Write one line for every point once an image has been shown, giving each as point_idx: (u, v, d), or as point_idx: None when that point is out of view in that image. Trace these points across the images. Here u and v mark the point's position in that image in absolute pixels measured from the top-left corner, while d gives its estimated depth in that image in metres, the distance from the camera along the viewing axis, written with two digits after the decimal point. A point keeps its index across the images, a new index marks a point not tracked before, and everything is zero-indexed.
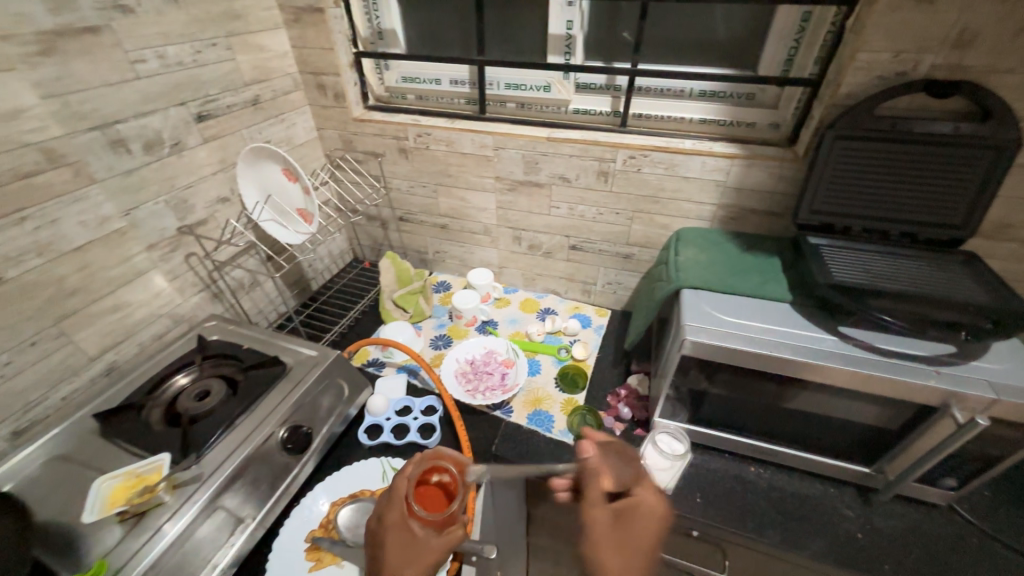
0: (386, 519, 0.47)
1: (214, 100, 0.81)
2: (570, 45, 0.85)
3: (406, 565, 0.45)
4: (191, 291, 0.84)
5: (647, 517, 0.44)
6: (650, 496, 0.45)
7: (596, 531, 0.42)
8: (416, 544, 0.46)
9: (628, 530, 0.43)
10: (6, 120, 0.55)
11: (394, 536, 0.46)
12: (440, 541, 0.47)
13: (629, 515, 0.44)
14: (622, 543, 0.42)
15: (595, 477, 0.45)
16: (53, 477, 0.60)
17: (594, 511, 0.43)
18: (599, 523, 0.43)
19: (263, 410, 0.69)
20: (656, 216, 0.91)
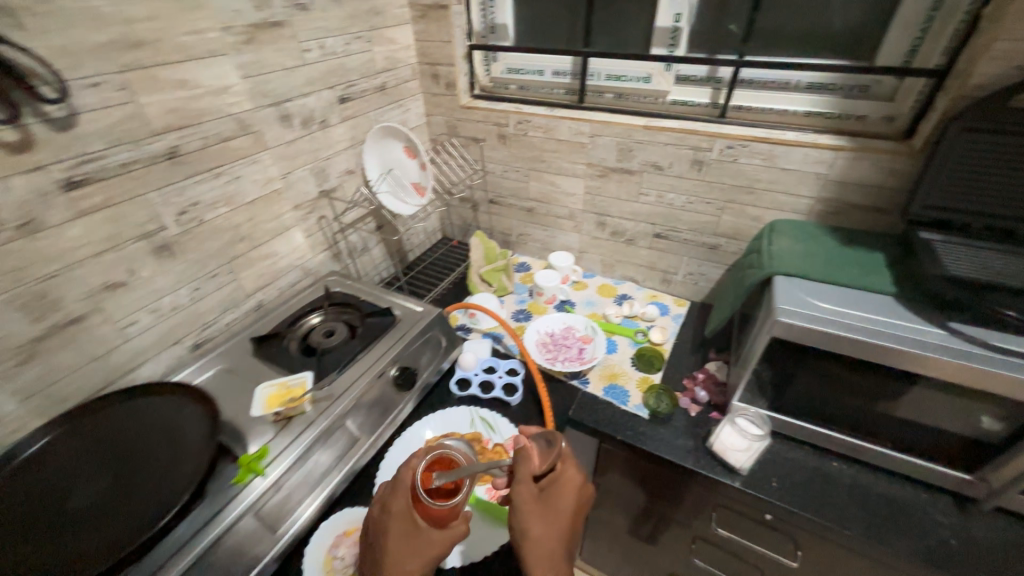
0: (391, 509, 0.49)
1: (353, 85, 0.94)
2: (676, 37, 0.90)
3: (409, 554, 0.47)
4: (320, 249, 0.98)
5: (567, 488, 0.52)
6: (572, 470, 0.53)
7: (524, 504, 0.50)
8: (419, 537, 0.48)
9: (551, 503, 0.51)
10: (217, 94, 0.70)
11: (399, 525, 0.49)
12: (441, 535, 0.49)
13: (554, 488, 0.52)
14: (545, 512, 0.50)
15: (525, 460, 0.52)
16: (222, 382, 0.74)
17: (521, 489, 0.51)
18: (527, 497, 0.50)
19: (380, 350, 0.79)
20: (748, 208, 0.91)
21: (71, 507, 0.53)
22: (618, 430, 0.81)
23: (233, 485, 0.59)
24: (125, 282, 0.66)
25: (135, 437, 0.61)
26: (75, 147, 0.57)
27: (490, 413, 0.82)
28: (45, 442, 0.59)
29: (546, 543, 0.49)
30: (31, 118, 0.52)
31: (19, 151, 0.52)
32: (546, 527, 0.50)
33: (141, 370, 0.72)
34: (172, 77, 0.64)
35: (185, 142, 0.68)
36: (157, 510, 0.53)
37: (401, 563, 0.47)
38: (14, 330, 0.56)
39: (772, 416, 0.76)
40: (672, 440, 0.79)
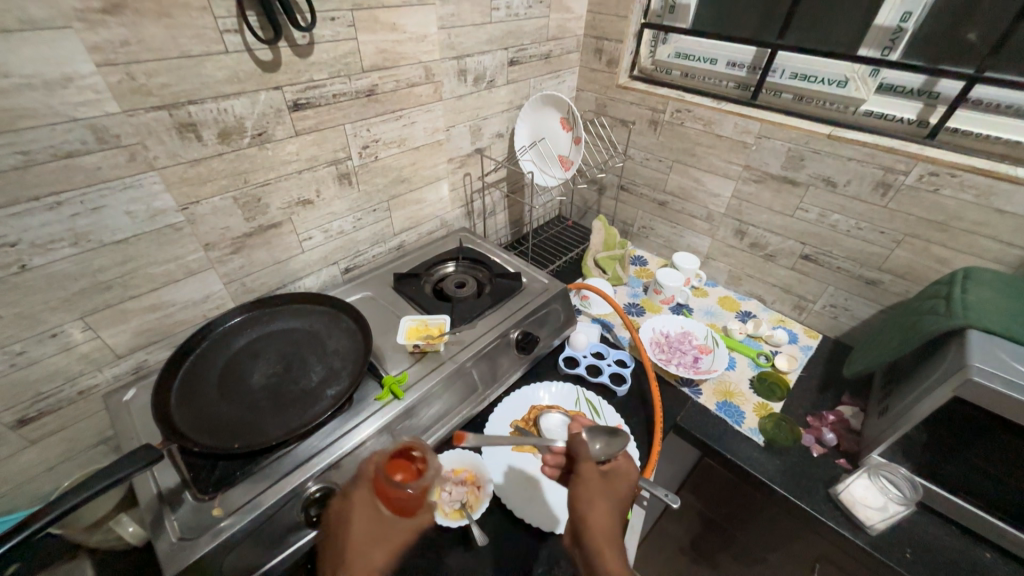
0: (361, 496, 0.54)
1: (524, 49, 0.95)
2: (896, 39, 0.78)
3: (376, 538, 0.54)
4: (458, 204, 1.03)
5: (620, 480, 0.53)
6: (626, 465, 0.56)
7: (588, 482, 0.50)
8: (383, 524, 0.53)
9: (609, 488, 0.51)
10: (417, 41, 0.75)
11: (366, 511, 0.54)
12: (403, 522, 0.52)
13: (611, 475, 0.53)
14: (606, 494, 0.50)
15: (585, 443, 0.53)
16: (367, 308, 0.81)
17: (585, 467, 0.51)
18: (592, 476, 0.50)
19: (507, 311, 0.82)
20: (933, 246, 0.80)
21: (257, 384, 0.62)
22: (728, 448, 0.78)
23: (376, 401, 0.65)
24: (312, 200, 0.75)
25: (306, 339, 0.69)
26: (306, 74, 0.64)
27: (596, 397, 0.82)
28: (240, 319, 0.70)
29: (605, 523, 0.47)
30: (283, 42, 0.60)
31: (268, 71, 0.60)
32: (607, 506, 0.49)
33: (303, 281, 0.82)
34: (389, 21, 0.69)
35: (383, 82, 0.74)
36: (318, 407, 0.60)
37: (368, 548, 0.53)
38: (232, 223, 0.66)
39: (921, 481, 0.67)
40: (787, 476, 0.74)
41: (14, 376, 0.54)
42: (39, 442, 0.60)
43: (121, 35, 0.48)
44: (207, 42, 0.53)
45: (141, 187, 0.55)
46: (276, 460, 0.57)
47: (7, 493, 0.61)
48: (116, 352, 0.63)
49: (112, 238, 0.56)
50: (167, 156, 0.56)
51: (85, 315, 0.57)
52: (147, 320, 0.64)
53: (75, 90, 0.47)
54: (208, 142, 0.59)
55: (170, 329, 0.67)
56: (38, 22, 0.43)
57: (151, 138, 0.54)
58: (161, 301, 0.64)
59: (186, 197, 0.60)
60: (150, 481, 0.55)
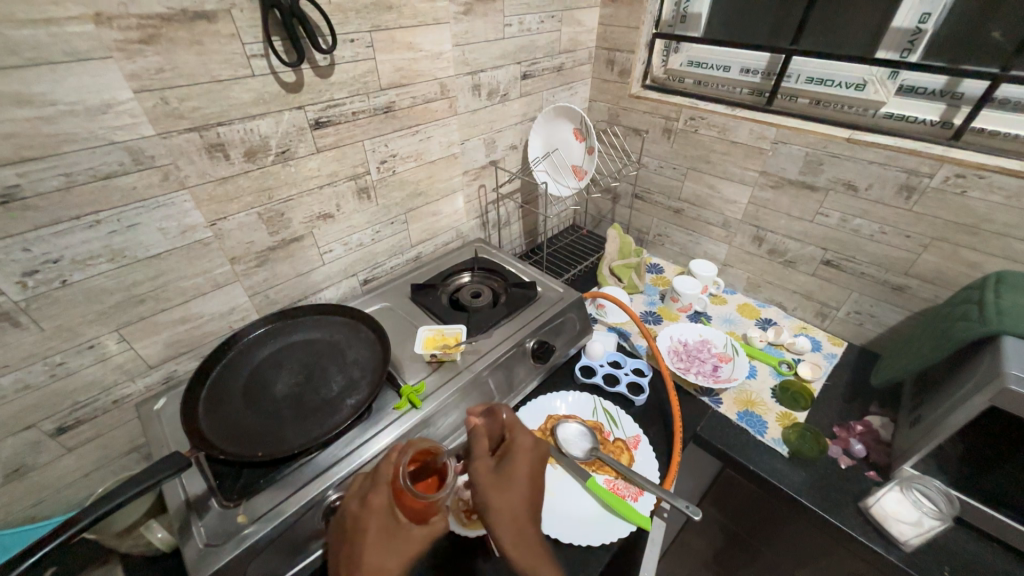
0: (371, 503, 0.47)
1: (537, 63, 0.97)
2: (915, 41, 0.76)
3: (391, 551, 0.46)
4: (473, 215, 1.05)
5: (521, 457, 0.50)
6: (524, 436, 0.52)
7: (480, 478, 0.48)
8: (401, 535, 0.47)
9: (510, 473, 0.48)
10: (432, 59, 0.77)
11: (380, 520, 0.47)
12: (422, 531, 0.48)
13: (509, 457, 0.50)
14: (502, 482, 0.48)
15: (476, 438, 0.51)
16: (386, 318, 0.83)
17: (475, 466, 0.49)
18: (483, 471, 0.49)
19: (522, 320, 0.82)
20: (962, 250, 0.77)
21: (280, 394, 0.64)
22: (751, 460, 0.76)
23: (394, 409, 0.66)
24: (332, 215, 0.77)
25: (326, 349, 0.71)
26: (327, 93, 0.66)
27: (614, 407, 0.81)
28: (264, 330, 0.72)
29: (507, 511, 0.46)
30: (305, 65, 0.62)
31: (291, 92, 0.63)
32: (509, 495, 0.47)
33: (324, 293, 0.84)
34: (405, 40, 0.72)
35: (400, 99, 0.76)
36: (338, 416, 0.61)
37: (381, 562, 0.45)
38: (256, 238, 0.69)
39: (957, 495, 0.64)
40: (813, 488, 0.72)
41: (55, 385, 0.57)
42: (77, 449, 0.63)
43: (156, 63, 0.51)
44: (235, 66, 0.56)
45: (174, 205, 0.58)
46: (297, 468, 0.58)
47: (47, 499, 0.64)
48: (148, 362, 0.65)
49: (145, 253, 0.58)
50: (197, 175, 0.59)
51: (120, 327, 0.60)
52: (177, 331, 0.66)
53: (114, 115, 0.50)
54: (235, 161, 0.61)
55: (198, 341, 0.70)
56: (82, 53, 0.46)
57: (183, 158, 0.57)
58: (190, 314, 0.67)
59: (214, 213, 0.62)
60: (179, 488, 0.57)
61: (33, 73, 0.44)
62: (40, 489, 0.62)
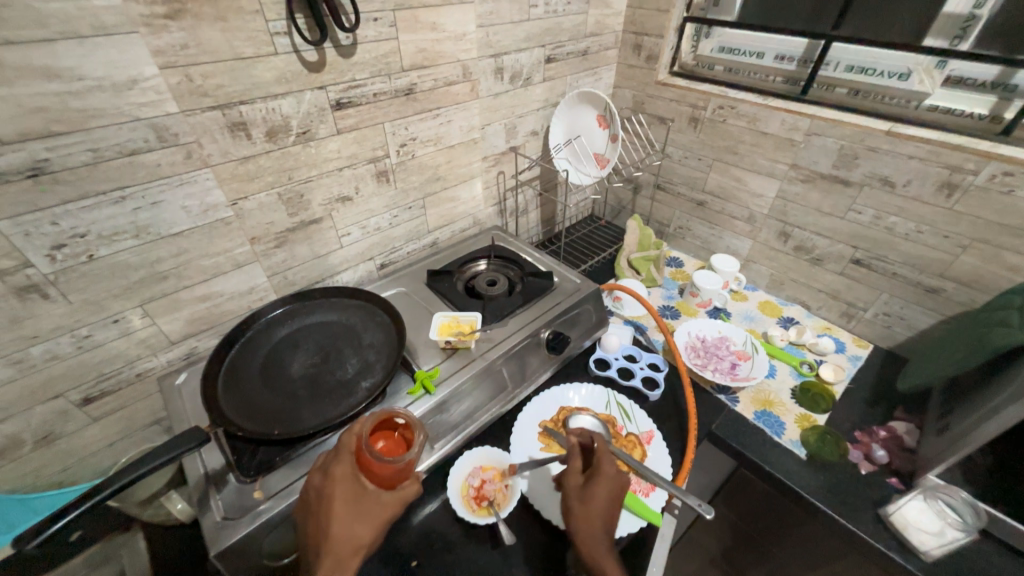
0: (335, 473, 0.48)
1: (562, 46, 0.94)
2: (967, 28, 0.72)
3: (360, 519, 0.47)
4: (491, 202, 1.04)
5: (603, 481, 0.54)
6: (607, 463, 0.54)
7: (568, 490, 0.55)
8: (367, 502, 0.47)
9: (591, 492, 0.54)
10: (455, 40, 0.75)
11: (345, 487, 0.47)
12: (391, 497, 0.48)
13: (593, 479, 0.54)
14: (585, 497, 0.54)
15: (570, 455, 0.57)
16: (400, 304, 0.83)
17: (566, 478, 0.56)
18: (571, 486, 0.55)
19: (538, 310, 0.82)
20: (1007, 253, 0.73)
21: (297, 376, 0.65)
22: (766, 460, 0.74)
23: (408, 394, 0.66)
24: (351, 197, 0.77)
25: (342, 332, 0.72)
26: (349, 73, 0.65)
27: (628, 401, 0.80)
28: (282, 310, 0.73)
29: (586, 522, 0.53)
30: (328, 43, 0.61)
31: (313, 72, 0.62)
32: (585, 510, 0.53)
33: (341, 276, 0.84)
34: (429, 20, 0.70)
35: (422, 81, 0.75)
36: (352, 398, 0.62)
37: (351, 529, 0.46)
38: (276, 219, 0.69)
39: (985, 508, 0.62)
40: (827, 492, 0.70)
41: (82, 357, 0.59)
42: (102, 419, 0.65)
43: (181, 38, 0.50)
44: (259, 44, 0.56)
45: (196, 183, 0.58)
46: (312, 448, 0.59)
47: (73, 466, 0.66)
48: (170, 338, 0.67)
49: (168, 231, 0.59)
50: (219, 153, 0.59)
51: (143, 303, 0.61)
52: (198, 309, 0.68)
53: (139, 91, 0.50)
54: (257, 141, 0.61)
55: (218, 319, 0.71)
56: (108, 28, 0.46)
57: (206, 136, 0.57)
58: (210, 292, 0.67)
59: (235, 192, 0.63)
60: (198, 461, 0.58)
61: (61, 47, 0.45)
62: (67, 455, 0.65)
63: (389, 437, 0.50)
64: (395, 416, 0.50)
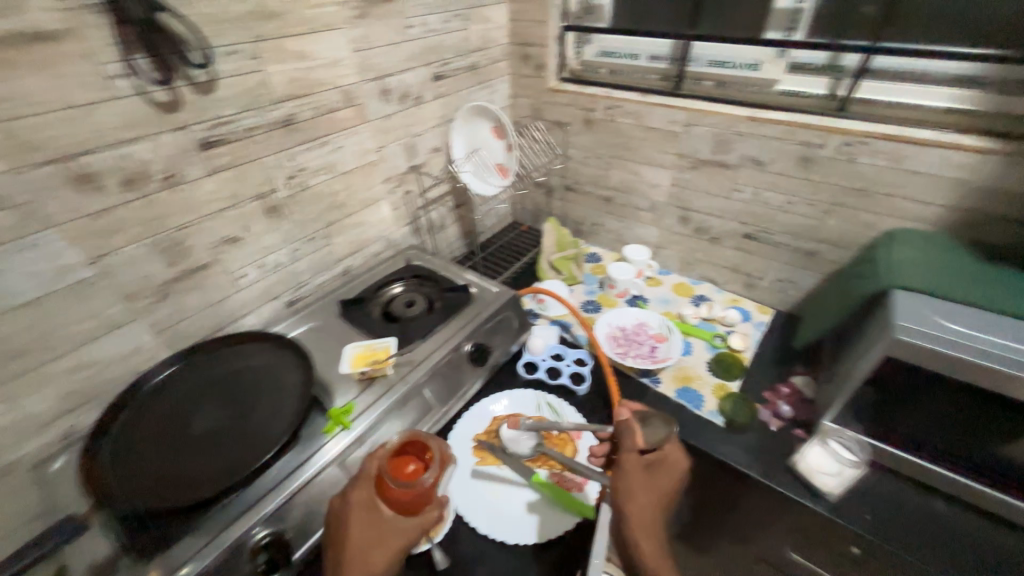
0: (352, 496, 0.49)
1: (448, 64, 0.96)
2: (795, 21, 0.82)
3: (376, 545, 0.47)
4: (402, 222, 1.03)
5: (667, 471, 0.51)
6: (677, 452, 0.52)
7: (626, 471, 0.51)
8: (385, 528, 0.48)
9: (657, 479, 0.50)
10: (330, 66, 0.75)
11: (361, 513, 0.48)
12: (409, 524, 0.49)
13: (658, 465, 0.51)
14: (647, 483, 0.50)
15: (631, 432, 0.54)
16: (312, 340, 0.79)
17: (625, 458, 0.52)
18: (632, 465, 0.51)
19: (457, 324, 0.81)
20: (860, 213, 0.82)
21: (198, 433, 0.60)
22: (690, 434, 0.78)
23: (323, 434, 0.64)
24: (241, 237, 0.73)
25: (247, 379, 0.67)
26: (212, 110, 0.63)
27: (557, 399, 0.81)
28: (176, 368, 0.68)
29: (643, 514, 0.48)
30: (180, 81, 0.58)
31: (168, 112, 0.59)
32: (647, 498, 0.49)
33: (244, 320, 0.80)
34: (296, 49, 0.69)
35: (300, 111, 0.73)
36: (259, 449, 0.58)
37: (366, 557, 0.46)
38: (153, 271, 0.64)
39: (868, 442, 0.69)
40: (745, 455, 0.75)
41: None
42: None
43: None
44: (95, 89, 0.52)
45: (43, 245, 0.53)
46: (220, 511, 0.55)
47: None
48: (40, 419, 0.59)
49: (16, 301, 0.53)
50: (65, 210, 0.54)
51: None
52: (72, 381, 0.61)
53: None
54: (113, 191, 0.57)
55: (100, 388, 0.64)
56: None
57: (47, 194, 0.52)
58: (84, 360, 0.61)
59: (96, 249, 0.58)
60: (87, 550, 0.53)
61: None
62: None
63: (415, 459, 0.52)
64: (418, 442, 0.52)
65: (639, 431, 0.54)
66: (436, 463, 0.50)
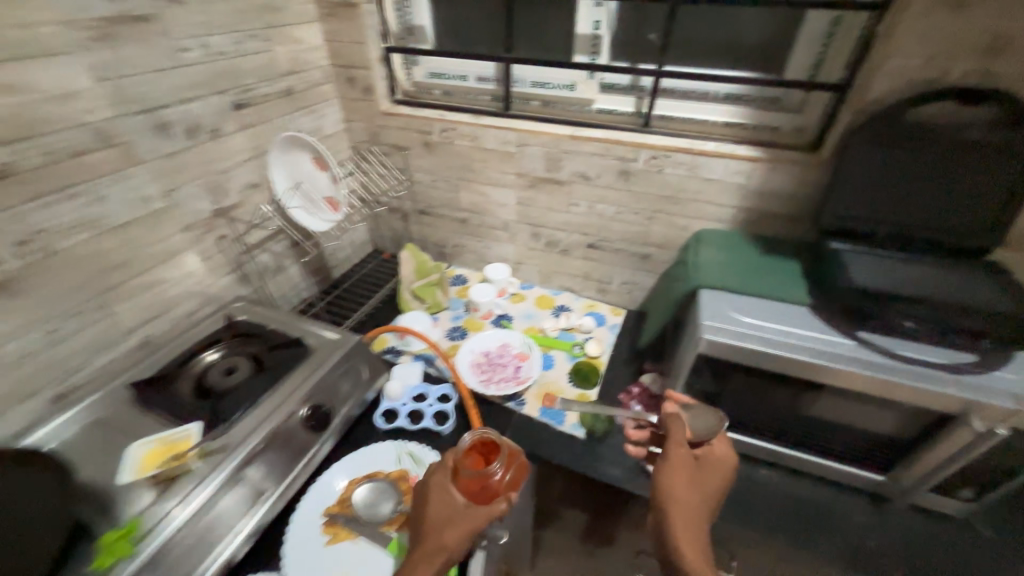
0: (431, 482, 0.54)
1: (251, 89, 0.85)
2: (597, 45, 0.87)
3: (446, 525, 0.51)
4: (222, 272, 0.88)
5: (716, 467, 0.53)
6: (726, 450, 0.54)
7: (673, 465, 0.51)
8: (454, 509, 0.52)
9: (703, 474, 0.52)
10: (63, 101, 0.59)
11: (438, 497, 0.53)
12: (483, 510, 0.51)
13: (708, 460, 0.53)
14: (694, 478, 0.51)
15: (681, 423, 0.54)
16: (91, 442, 0.63)
17: (674, 451, 0.52)
18: (679, 460, 0.51)
19: (291, 385, 0.70)
20: (674, 218, 0.91)
21: None
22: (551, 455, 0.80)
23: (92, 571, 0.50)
24: None
25: None
26: None
27: (419, 446, 0.75)
28: None
29: (688, 509, 0.49)
30: None
31: None
32: (690, 491, 0.50)
33: None
34: None
35: (21, 158, 0.57)
36: None
37: (441, 534, 0.50)
38: None
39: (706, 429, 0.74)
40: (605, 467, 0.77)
41: None
42: None
43: None
44: None
45: None
46: None
47: None
48: None
49: None
50: None
51: None
52: None
53: None
54: None
55: None
56: None
57: None
58: None
59: None
60: None
61: None
62: None
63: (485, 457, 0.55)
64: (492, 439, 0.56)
65: (691, 423, 0.56)
66: (504, 456, 0.54)
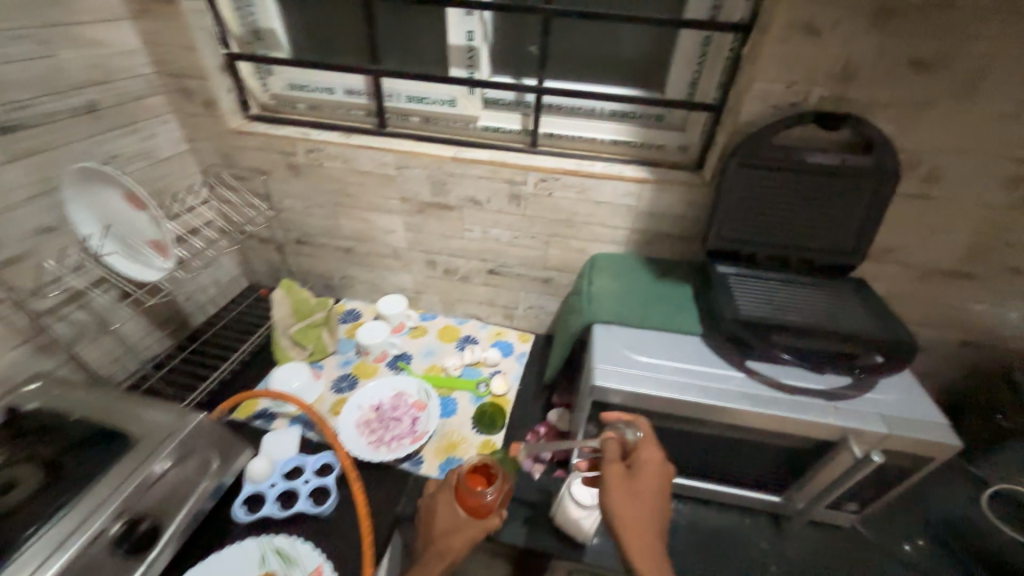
0: (439, 498, 0.57)
1: (26, 107, 0.65)
2: (473, 58, 0.78)
3: (455, 533, 0.54)
4: (4, 345, 0.67)
5: (652, 470, 0.52)
6: (656, 454, 0.53)
7: (612, 483, 0.52)
8: (460, 521, 0.54)
9: (639, 484, 0.51)
10: None
11: (444, 511, 0.56)
12: (481, 523, 0.54)
13: (640, 465, 0.53)
14: (632, 491, 0.51)
15: (612, 441, 0.55)
16: None
17: (608, 469, 0.53)
18: (614, 478, 0.52)
19: (94, 499, 0.53)
20: (571, 241, 0.86)
21: None
22: None
23: None
24: None
25: None
26: None
27: (290, 537, 0.64)
28: None
29: (633, 519, 0.49)
30: None
31: None
32: (632, 502, 0.50)
33: None
34: None
35: None
36: None
37: (446, 542, 0.53)
38: None
39: None
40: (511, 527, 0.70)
41: None
42: None
43: None
44: None
45: None
46: None
47: None
48: None
49: None
50: None
51: None
52: None
53: None
54: None
55: None
56: None
57: None
58: None
59: None
60: None
61: None
62: None
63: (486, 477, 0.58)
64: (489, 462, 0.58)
65: (619, 437, 0.56)
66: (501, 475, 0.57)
